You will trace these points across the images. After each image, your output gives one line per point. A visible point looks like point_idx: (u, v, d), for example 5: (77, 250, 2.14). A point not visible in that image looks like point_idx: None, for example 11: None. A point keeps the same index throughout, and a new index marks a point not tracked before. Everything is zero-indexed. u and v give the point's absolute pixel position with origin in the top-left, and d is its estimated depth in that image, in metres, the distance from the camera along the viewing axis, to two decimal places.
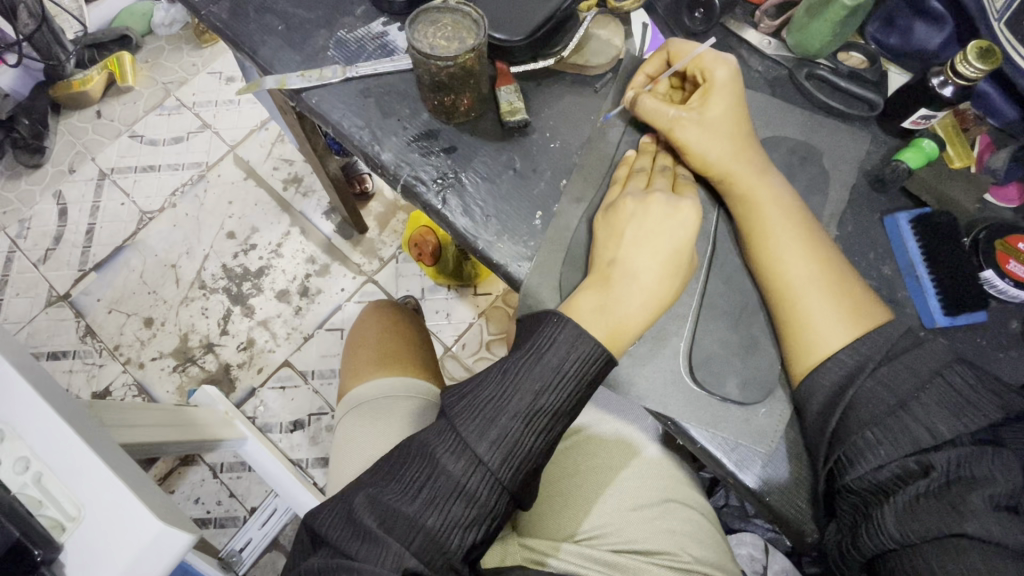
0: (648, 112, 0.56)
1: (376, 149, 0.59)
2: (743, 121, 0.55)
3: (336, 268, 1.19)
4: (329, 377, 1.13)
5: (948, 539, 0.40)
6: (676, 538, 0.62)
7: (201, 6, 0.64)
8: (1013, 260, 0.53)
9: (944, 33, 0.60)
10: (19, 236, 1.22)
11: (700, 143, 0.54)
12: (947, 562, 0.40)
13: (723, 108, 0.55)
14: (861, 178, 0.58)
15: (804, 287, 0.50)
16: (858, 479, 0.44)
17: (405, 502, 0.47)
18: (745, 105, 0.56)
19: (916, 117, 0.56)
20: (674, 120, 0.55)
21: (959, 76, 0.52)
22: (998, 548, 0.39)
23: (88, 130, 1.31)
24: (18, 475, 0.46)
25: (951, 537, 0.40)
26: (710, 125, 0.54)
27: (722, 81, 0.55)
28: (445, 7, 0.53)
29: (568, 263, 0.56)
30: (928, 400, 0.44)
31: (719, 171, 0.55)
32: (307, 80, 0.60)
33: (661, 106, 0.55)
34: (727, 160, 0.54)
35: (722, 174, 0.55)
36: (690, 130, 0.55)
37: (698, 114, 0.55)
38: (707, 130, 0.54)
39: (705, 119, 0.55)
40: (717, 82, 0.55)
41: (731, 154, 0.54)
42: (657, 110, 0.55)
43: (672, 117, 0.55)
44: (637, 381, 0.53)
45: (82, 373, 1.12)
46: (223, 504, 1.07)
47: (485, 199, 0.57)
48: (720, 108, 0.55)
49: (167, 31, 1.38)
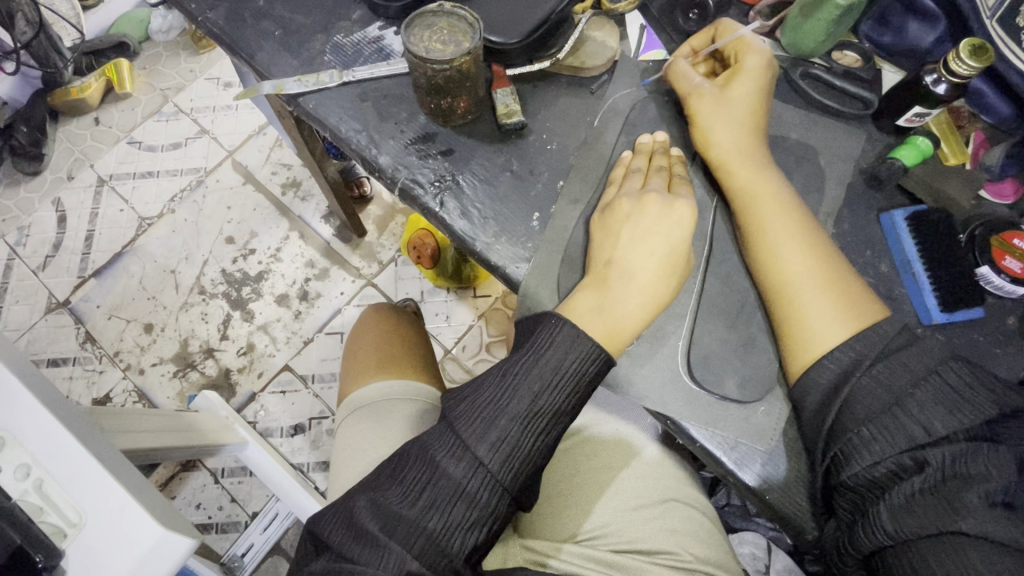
0: (677, 72, 0.59)
1: (373, 152, 0.59)
2: (759, 111, 0.56)
3: (336, 271, 1.20)
4: (329, 381, 1.13)
5: (944, 536, 0.40)
6: (678, 538, 0.62)
7: (198, 13, 0.64)
8: (1010, 256, 0.53)
9: (937, 32, 0.60)
10: (19, 243, 1.22)
11: (712, 117, 0.56)
12: (943, 557, 0.40)
13: (743, 90, 0.56)
14: (858, 176, 0.58)
15: (800, 285, 0.50)
16: (854, 476, 0.45)
17: (406, 505, 0.47)
18: (768, 96, 0.57)
19: (911, 115, 0.56)
20: (695, 89, 0.57)
21: (953, 73, 0.52)
22: (995, 545, 0.39)
23: (87, 136, 1.31)
24: (19, 481, 0.46)
25: (946, 534, 0.40)
26: (725, 103, 0.56)
27: (752, 66, 0.57)
28: (440, 10, 0.53)
29: (567, 265, 0.56)
30: (924, 397, 0.44)
31: (715, 159, 0.56)
32: (304, 84, 0.60)
33: (690, 72, 0.58)
34: (724, 149, 0.55)
35: (718, 161, 0.56)
36: (705, 101, 0.57)
37: (719, 90, 0.57)
38: (722, 107, 0.56)
39: (723, 96, 0.56)
40: (748, 66, 0.57)
41: (730, 143, 0.55)
42: (684, 74, 0.58)
43: (695, 85, 0.57)
44: (637, 380, 0.53)
45: (83, 380, 1.12)
46: (224, 510, 1.07)
47: (483, 201, 0.57)
48: (741, 91, 0.56)
49: (165, 38, 1.39)
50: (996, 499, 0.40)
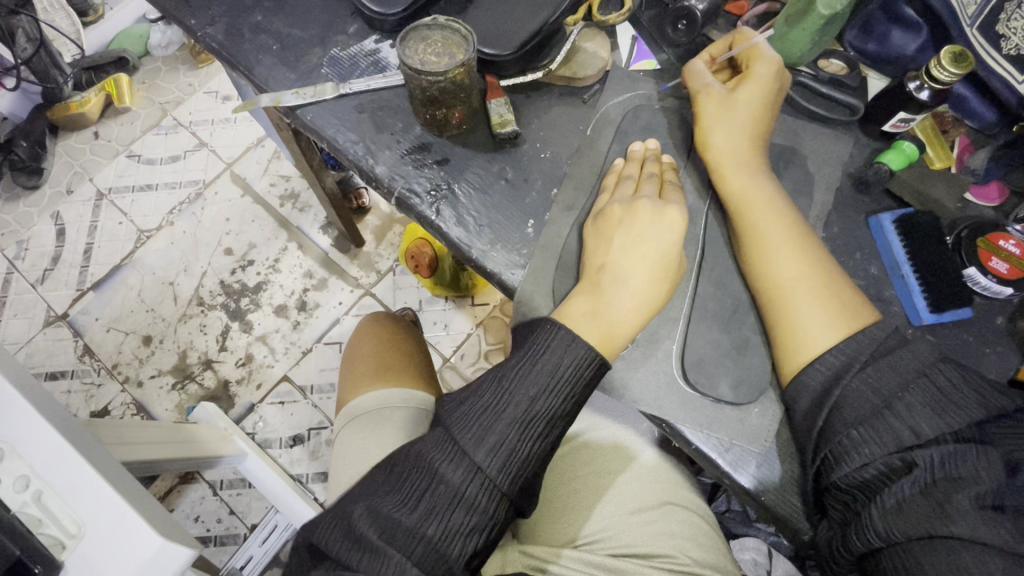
0: (691, 71, 0.60)
1: (369, 163, 0.60)
2: (762, 120, 0.57)
3: (334, 282, 1.20)
4: (329, 392, 1.13)
5: (937, 540, 0.41)
6: (677, 541, 0.63)
7: (197, 28, 0.66)
8: (996, 257, 0.53)
9: (921, 39, 0.61)
10: (17, 257, 1.23)
11: (716, 117, 0.57)
12: (937, 561, 0.40)
13: (748, 97, 0.57)
14: (846, 180, 0.59)
15: (791, 289, 0.51)
16: (844, 478, 0.45)
17: (405, 513, 0.48)
18: (775, 103, 0.58)
19: (896, 121, 0.58)
20: (705, 88, 0.58)
21: (935, 80, 0.53)
22: (988, 548, 0.39)
23: (87, 151, 1.32)
24: (19, 493, 0.47)
25: (939, 538, 0.41)
26: (729, 108, 0.57)
27: (761, 75, 0.57)
28: (435, 24, 0.54)
29: (561, 271, 0.57)
30: (913, 400, 0.45)
31: (713, 160, 0.57)
32: (302, 97, 0.62)
33: (702, 72, 0.59)
34: (725, 152, 0.56)
35: (714, 164, 0.57)
36: (711, 103, 0.58)
37: (727, 94, 0.58)
38: (725, 112, 0.57)
39: (728, 100, 0.57)
40: (757, 72, 0.57)
41: (731, 146, 0.56)
42: (697, 73, 0.59)
43: (704, 85, 0.59)
44: (632, 383, 0.54)
45: (81, 393, 1.13)
46: (223, 522, 1.07)
47: (477, 209, 0.58)
48: (746, 97, 0.57)
49: (164, 52, 1.41)
50: (986, 502, 0.41)
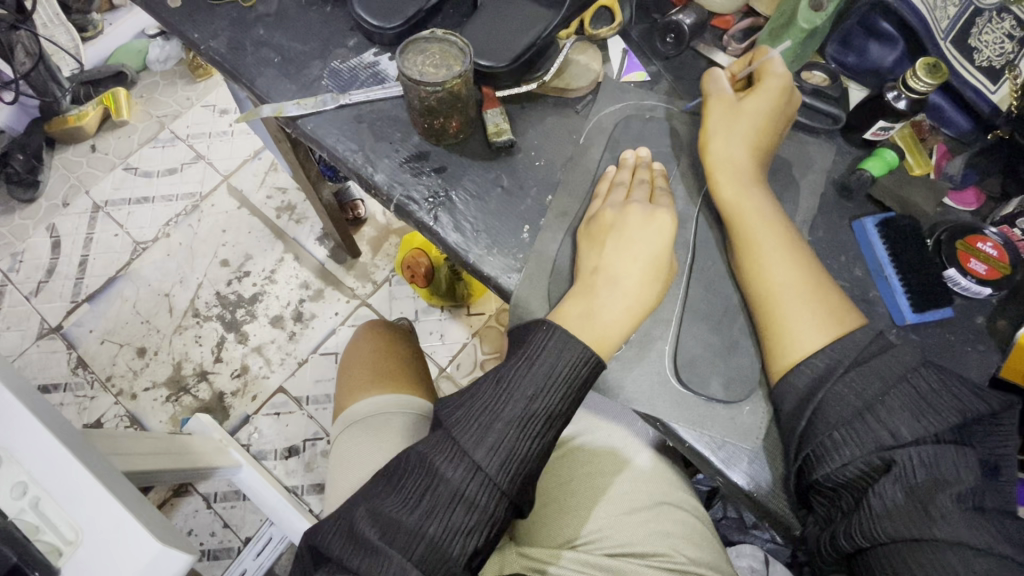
0: (709, 76, 0.62)
1: (369, 171, 0.61)
2: (764, 133, 0.59)
3: (330, 292, 1.21)
4: (324, 402, 1.14)
5: (924, 543, 0.42)
6: (673, 541, 0.64)
7: (200, 42, 0.68)
8: (974, 259, 0.55)
9: (897, 52, 0.64)
10: (12, 269, 1.23)
11: (719, 122, 0.59)
12: (923, 561, 0.42)
13: (754, 107, 0.58)
14: (830, 187, 0.61)
15: (779, 293, 0.53)
16: (827, 477, 0.46)
17: (406, 512, 0.48)
18: (780, 119, 0.59)
19: (876, 129, 0.60)
20: (717, 93, 0.61)
21: (912, 90, 0.56)
22: (972, 549, 0.41)
23: (83, 164, 1.33)
24: (16, 499, 0.47)
25: (925, 540, 0.42)
26: (734, 116, 0.59)
27: (770, 89, 0.58)
28: (433, 37, 0.56)
29: (555, 275, 0.58)
30: (893, 403, 0.47)
31: (710, 162, 0.59)
32: (302, 107, 0.63)
33: (719, 77, 0.61)
34: (723, 156, 0.58)
35: (710, 165, 0.59)
36: (718, 109, 0.60)
37: (735, 102, 0.59)
38: (730, 120, 0.59)
39: (735, 108, 0.59)
40: (766, 87, 0.59)
41: (731, 152, 0.58)
42: (713, 78, 0.62)
43: (717, 91, 0.61)
44: (625, 384, 0.55)
45: (74, 406, 1.12)
46: (216, 535, 1.07)
47: (474, 215, 0.60)
48: (751, 107, 0.58)
49: (162, 67, 1.43)
50: (966, 502, 0.42)
